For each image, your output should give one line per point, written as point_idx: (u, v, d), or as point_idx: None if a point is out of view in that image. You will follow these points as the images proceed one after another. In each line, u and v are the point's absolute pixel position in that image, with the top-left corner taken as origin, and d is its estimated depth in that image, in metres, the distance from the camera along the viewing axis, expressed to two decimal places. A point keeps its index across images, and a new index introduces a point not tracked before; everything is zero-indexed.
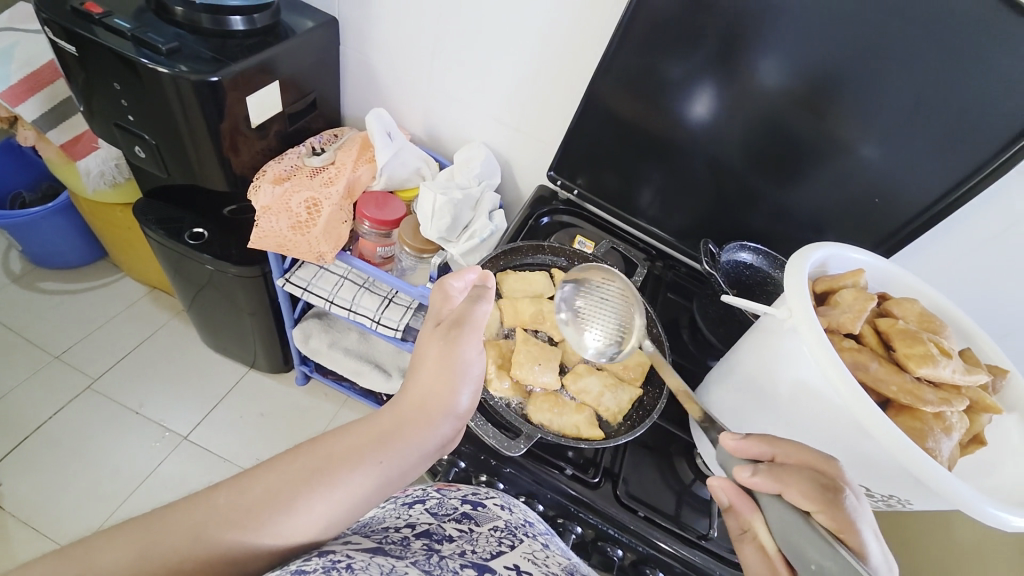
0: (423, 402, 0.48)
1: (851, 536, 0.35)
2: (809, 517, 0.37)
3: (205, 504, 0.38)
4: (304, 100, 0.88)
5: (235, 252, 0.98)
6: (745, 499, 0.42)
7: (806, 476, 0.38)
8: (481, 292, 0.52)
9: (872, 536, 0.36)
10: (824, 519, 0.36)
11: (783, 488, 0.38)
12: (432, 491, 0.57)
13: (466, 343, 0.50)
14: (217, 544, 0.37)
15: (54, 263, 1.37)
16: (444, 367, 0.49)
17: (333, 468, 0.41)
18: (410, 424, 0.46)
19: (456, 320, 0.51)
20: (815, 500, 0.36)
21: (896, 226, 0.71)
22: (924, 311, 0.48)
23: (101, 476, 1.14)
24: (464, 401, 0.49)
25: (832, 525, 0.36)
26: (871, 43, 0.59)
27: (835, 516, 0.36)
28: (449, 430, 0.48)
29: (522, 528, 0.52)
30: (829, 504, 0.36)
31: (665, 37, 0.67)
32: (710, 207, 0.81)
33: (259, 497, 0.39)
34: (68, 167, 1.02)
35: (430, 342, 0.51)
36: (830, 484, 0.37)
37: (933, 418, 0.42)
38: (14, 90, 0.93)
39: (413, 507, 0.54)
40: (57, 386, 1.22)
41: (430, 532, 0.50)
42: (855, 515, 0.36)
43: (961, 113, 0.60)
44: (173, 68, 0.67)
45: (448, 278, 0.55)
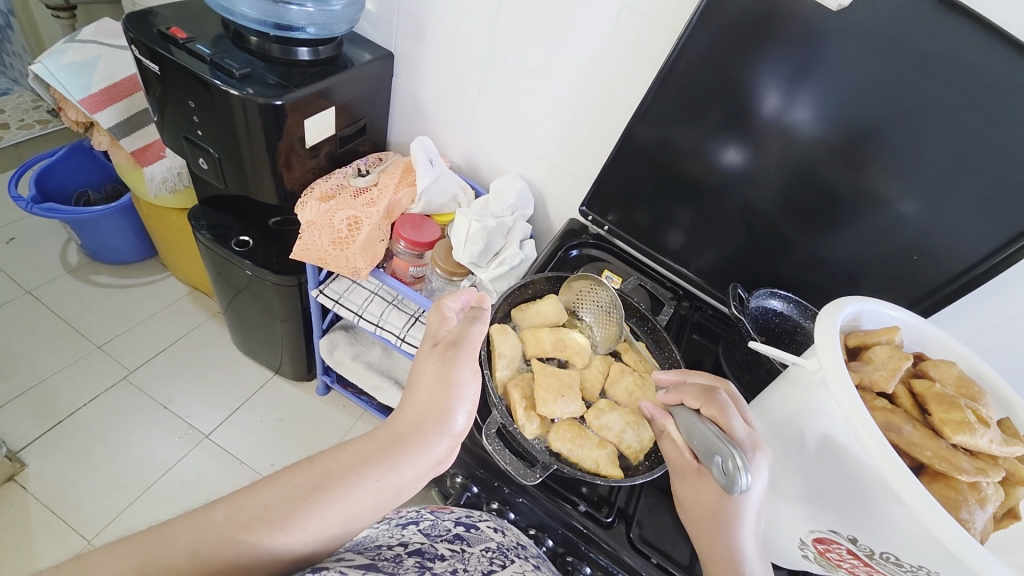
0: (419, 420, 0.48)
1: (726, 422, 0.45)
2: (698, 412, 0.48)
3: (204, 519, 0.39)
4: (355, 124, 0.93)
5: (276, 261, 1.03)
6: (664, 410, 0.52)
7: (697, 385, 0.49)
8: (476, 314, 0.54)
9: (746, 423, 0.45)
10: (704, 411, 0.47)
11: (682, 396, 0.50)
12: (426, 513, 0.58)
13: (461, 364, 0.50)
14: (212, 561, 0.37)
15: (107, 259, 1.47)
16: (439, 386, 0.49)
17: (329, 484, 0.43)
18: (406, 441, 0.46)
19: (452, 341, 0.51)
20: (700, 398, 0.48)
21: (935, 284, 0.70)
22: (963, 376, 0.47)
23: (124, 467, 1.17)
24: (460, 419, 0.49)
25: (711, 414, 0.47)
26: (909, 103, 0.60)
27: (711, 407, 0.47)
28: (445, 448, 0.48)
29: (513, 550, 0.54)
30: (707, 399, 0.47)
31: (699, 84, 0.69)
32: (740, 251, 0.81)
33: (258, 513, 0.40)
34: (135, 172, 1.10)
35: (427, 362, 0.51)
36: (708, 385, 0.49)
37: (968, 488, 0.40)
38: (94, 98, 1.02)
39: (406, 527, 0.54)
40: (95, 375, 1.28)
41: (422, 551, 0.50)
42: (730, 407, 0.46)
43: (1004, 175, 0.59)
44: (243, 91, 0.74)
45: (446, 299, 0.56)
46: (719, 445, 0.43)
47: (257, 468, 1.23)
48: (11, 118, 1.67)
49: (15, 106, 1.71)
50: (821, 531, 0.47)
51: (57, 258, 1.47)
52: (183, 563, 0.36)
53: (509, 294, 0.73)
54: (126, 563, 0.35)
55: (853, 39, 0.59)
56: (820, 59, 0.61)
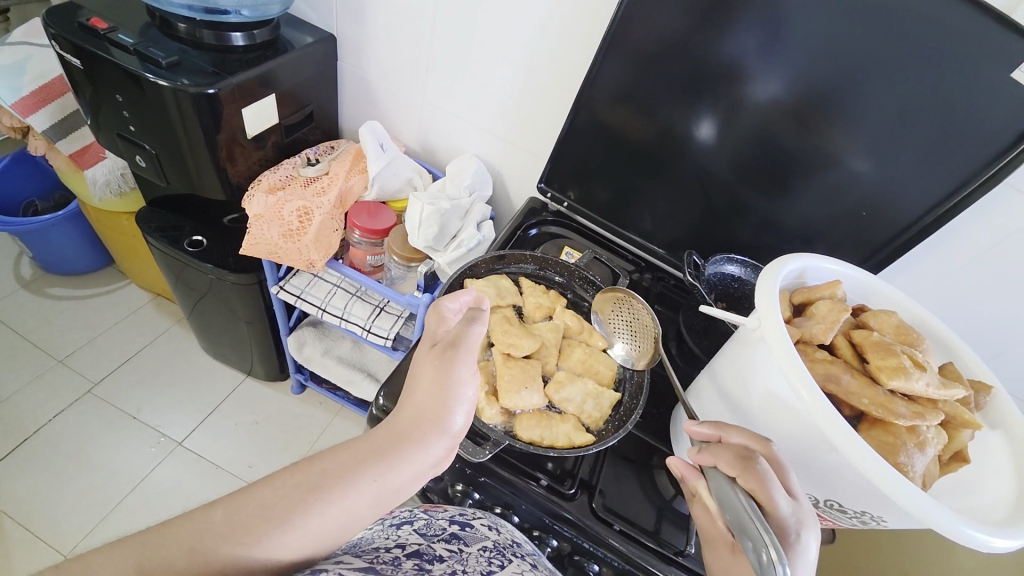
0: (418, 419, 0.47)
1: (763, 494, 0.40)
2: (732, 481, 0.42)
3: (200, 519, 0.38)
4: (300, 111, 0.90)
5: (233, 260, 1.00)
6: (694, 471, 0.48)
7: (730, 448, 0.43)
8: (475, 315, 0.53)
9: (786, 500, 0.39)
10: (740, 481, 0.41)
11: (714, 460, 0.44)
12: (419, 512, 0.57)
13: (460, 363, 0.50)
14: (213, 559, 0.37)
15: (63, 269, 1.41)
16: (438, 387, 0.49)
17: (328, 484, 0.42)
18: (404, 442, 0.46)
19: (451, 342, 0.51)
20: (735, 465, 0.42)
21: (884, 240, 0.71)
22: (901, 324, 0.47)
23: (97, 480, 1.14)
24: (459, 420, 0.48)
25: (749, 488, 0.40)
26: (852, 57, 0.60)
27: (750, 480, 0.40)
28: (443, 449, 0.48)
29: (510, 548, 0.53)
30: (744, 468, 0.41)
31: (649, 49, 0.68)
32: (699, 219, 0.81)
33: (254, 512, 0.39)
34: (77, 177, 1.05)
35: (424, 363, 0.51)
36: (748, 453, 0.41)
37: (906, 432, 0.40)
38: (25, 101, 0.95)
39: (401, 528, 0.54)
40: (59, 390, 1.24)
41: (421, 552, 0.50)
42: (770, 478, 0.40)
43: (945, 125, 0.60)
44: (174, 81, 0.70)
45: (444, 299, 0.55)
46: (750, 526, 0.38)
47: (235, 471, 1.21)
48: None
49: None
50: None
51: (9, 272, 1.41)
52: (180, 564, 0.35)
53: (461, 271, 0.72)
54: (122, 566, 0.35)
55: None
56: (767, 16, 0.60)
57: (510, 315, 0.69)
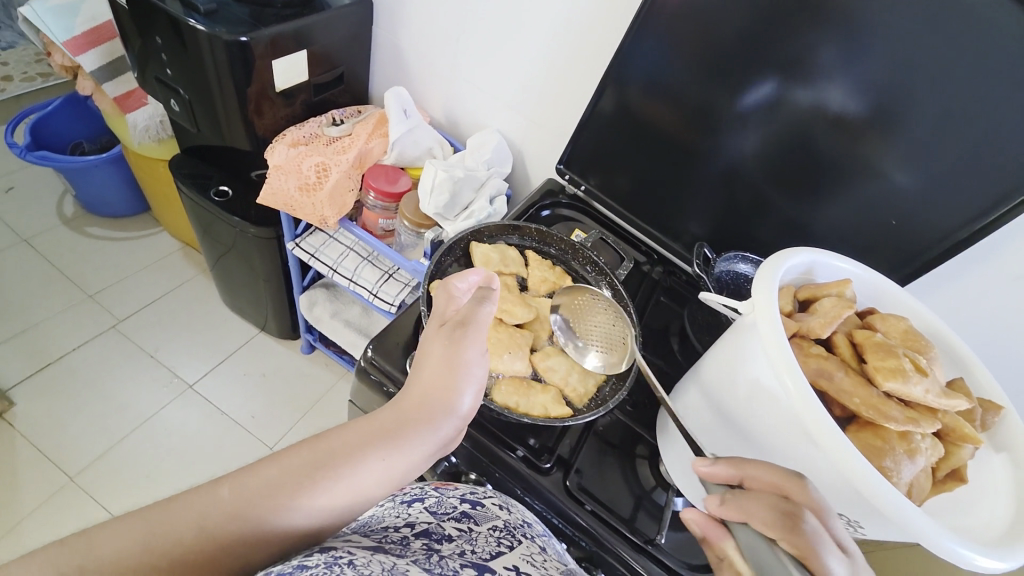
0: (427, 399, 0.45)
1: (815, 561, 0.35)
2: (774, 544, 0.37)
3: (209, 497, 0.36)
4: (331, 72, 0.91)
5: (255, 212, 1.03)
6: (718, 527, 0.43)
7: (767, 502, 0.38)
8: (486, 294, 0.51)
9: (842, 564, 0.35)
10: (785, 544, 0.36)
11: (748, 517, 0.39)
12: (430, 489, 0.56)
13: (468, 343, 0.48)
14: (221, 533, 0.35)
15: (102, 211, 1.48)
16: (448, 366, 0.47)
17: (336, 462, 0.40)
18: (414, 422, 0.44)
19: (460, 321, 0.49)
20: (774, 524, 0.37)
21: (913, 252, 0.67)
22: (909, 329, 0.45)
23: (111, 411, 1.20)
24: (465, 401, 0.47)
25: (795, 552, 0.36)
26: (898, 52, 0.57)
27: (796, 543, 0.36)
28: (452, 430, 0.46)
29: (520, 529, 0.52)
30: (789, 529, 0.36)
31: (686, 30, 0.66)
32: (719, 215, 0.78)
33: (262, 490, 0.37)
34: (120, 120, 1.10)
35: (433, 343, 0.49)
36: (789, 511, 0.36)
37: (897, 438, 0.38)
38: (76, 41, 0.99)
39: (412, 506, 0.53)
40: (86, 322, 1.31)
41: (429, 532, 0.49)
42: (821, 539, 0.36)
43: (991, 134, 0.57)
44: (211, 28, 0.72)
45: (453, 279, 0.54)
46: None
47: (239, 419, 1.26)
48: (15, 71, 1.70)
49: (16, 57, 1.75)
50: None
51: (53, 208, 1.49)
52: (189, 536, 0.34)
53: (463, 235, 0.72)
54: (129, 540, 0.33)
55: None
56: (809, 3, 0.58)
57: (510, 283, 0.69)
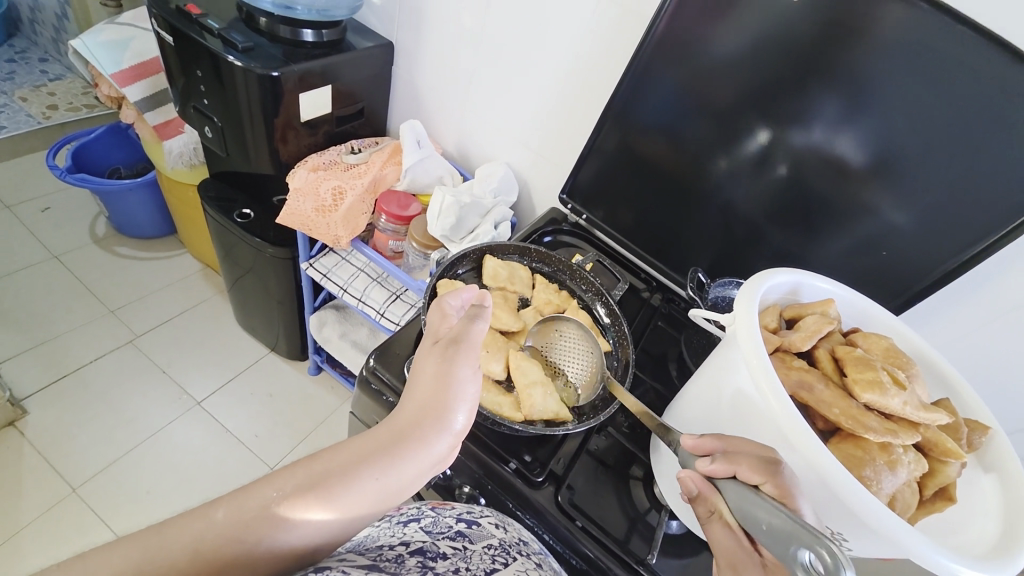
0: (421, 416, 0.46)
1: (793, 503, 0.37)
2: (757, 490, 0.38)
3: (203, 519, 0.36)
4: (353, 106, 0.99)
5: (273, 234, 1.09)
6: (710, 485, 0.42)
7: (752, 453, 0.40)
8: (478, 311, 0.51)
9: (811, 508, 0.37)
10: (768, 487, 0.38)
11: (736, 468, 0.40)
12: (426, 509, 0.56)
13: (461, 361, 0.49)
14: (213, 557, 0.35)
15: (131, 232, 1.57)
16: (440, 383, 0.47)
17: (332, 481, 0.40)
18: (408, 440, 0.44)
19: (453, 339, 0.50)
20: (760, 470, 0.38)
21: (906, 283, 0.69)
22: (891, 347, 0.46)
23: (118, 423, 1.23)
24: (459, 418, 0.47)
25: (776, 493, 0.37)
26: (882, 94, 0.60)
27: (778, 484, 0.37)
28: (445, 447, 0.46)
29: (515, 547, 0.52)
30: (772, 473, 0.38)
31: (684, 72, 0.71)
32: (716, 245, 0.81)
33: (258, 512, 0.37)
34: (157, 146, 1.19)
35: (427, 360, 0.50)
36: (772, 457, 0.38)
37: (877, 449, 0.39)
38: (124, 74, 1.09)
39: (407, 525, 0.52)
40: (105, 337, 1.36)
41: (424, 550, 0.49)
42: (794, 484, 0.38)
43: (973, 169, 0.59)
44: (247, 63, 0.80)
45: (446, 297, 0.54)
46: (801, 530, 0.34)
47: (242, 438, 1.27)
48: (61, 101, 1.85)
49: (64, 91, 1.90)
50: None
51: (86, 228, 1.58)
52: (182, 560, 0.34)
53: (465, 251, 0.77)
54: (124, 560, 0.33)
55: (827, 27, 0.60)
56: (797, 47, 0.62)
57: (510, 299, 0.73)
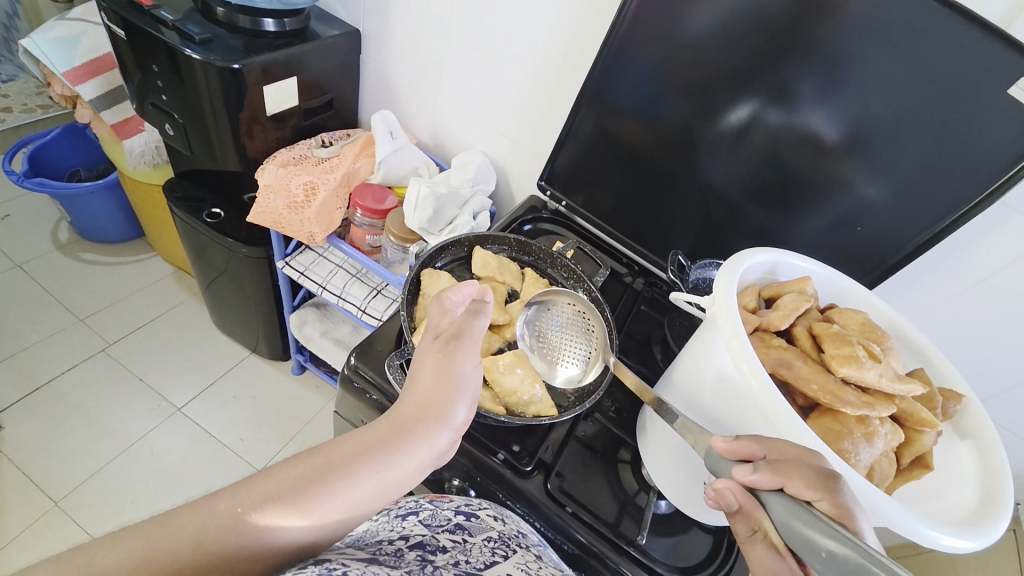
0: (421, 411, 0.43)
1: (852, 523, 0.34)
2: (811, 507, 0.35)
3: (204, 511, 0.36)
4: (321, 98, 0.96)
5: (245, 233, 1.05)
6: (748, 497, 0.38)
7: (805, 464, 0.36)
8: (479, 307, 0.48)
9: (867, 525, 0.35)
10: (825, 505, 0.34)
11: (785, 481, 0.36)
12: (425, 502, 0.55)
13: (463, 355, 0.46)
14: (218, 547, 0.35)
15: (97, 237, 1.51)
16: (442, 377, 0.44)
17: (330, 477, 0.38)
18: (408, 434, 0.41)
19: (454, 333, 0.47)
20: (815, 486, 0.35)
21: (880, 256, 0.70)
22: (867, 322, 0.47)
23: (96, 434, 1.19)
24: (461, 413, 0.44)
25: (833, 511, 0.34)
26: (852, 70, 0.61)
27: (838, 503, 0.34)
28: (447, 442, 0.44)
29: (515, 539, 0.52)
30: (831, 491, 0.34)
31: (657, 54, 0.70)
32: (696, 226, 0.81)
33: (259, 504, 0.36)
34: (117, 147, 1.13)
35: (427, 352, 0.47)
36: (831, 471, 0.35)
37: (855, 422, 0.40)
38: (76, 71, 1.03)
39: (406, 519, 0.52)
40: (76, 346, 1.31)
41: (423, 543, 0.48)
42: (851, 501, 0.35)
43: (941, 142, 0.60)
44: (205, 55, 0.76)
45: (447, 290, 0.51)
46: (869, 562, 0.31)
47: (227, 443, 1.24)
48: (13, 102, 1.76)
49: (15, 90, 1.80)
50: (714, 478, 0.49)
51: (48, 234, 1.52)
52: (185, 554, 0.34)
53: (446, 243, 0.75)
54: (130, 553, 0.33)
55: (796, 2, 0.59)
56: (768, 24, 0.62)
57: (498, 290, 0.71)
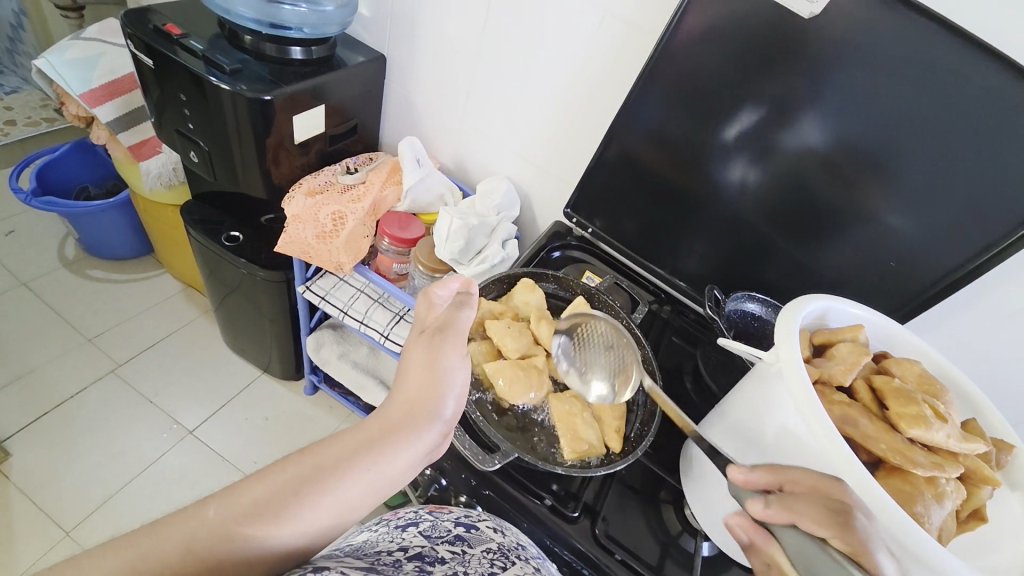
0: (412, 407, 0.47)
1: (867, 560, 0.35)
2: (824, 543, 0.37)
3: (195, 518, 0.37)
4: (345, 124, 0.95)
5: (265, 257, 1.04)
6: (763, 531, 0.41)
7: (816, 502, 0.38)
8: (464, 299, 0.55)
9: (890, 560, 0.35)
10: (837, 543, 0.36)
11: (796, 518, 0.38)
12: (425, 513, 0.57)
13: (449, 348, 0.50)
14: (210, 556, 0.36)
15: (104, 254, 1.48)
16: (430, 371, 0.49)
17: (323, 477, 0.41)
18: (401, 429, 0.45)
19: (440, 326, 0.52)
20: (828, 525, 0.37)
21: (910, 290, 0.71)
22: (924, 373, 0.47)
23: (107, 459, 1.17)
24: (450, 405, 0.49)
25: (848, 549, 0.36)
26: (893, 109, 0.61)
27: (849, 541, 0.36)
28: (438, 436, 0.48)
29: (514, 551, 0.53)
30: (842, 528, 0.36)
31: (692, 92, 0.70)
32: (724, 255, 0.81)
33: (250, 506, 0.38)
34: (131, 167, 1.11)
35: (415, 349, 0.51)
36: (838, 506, 0.37)
37: (925, 483, 0.40)
38: (94, 93, 1.02)
39: (406, 530, 0.54)
40: (84, 367, 1.29)
41: (423, 555, 0.50)
42: (868, 537, 0.36)
43: (977, 185, 0.61)
44: (233, 86, 0.75)
45: (434, 287, 0.56)
46: None
47: (240, 466, 1.22)
48: (19, 115, 1.73)
49: (22, 104, 1.77)
50: None
51: (54, 251, 1.49)
52: (176, 561, 0.35)
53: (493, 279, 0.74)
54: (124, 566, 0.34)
55: (837, 41, 0.60)
56: (813, 67, 0.63)
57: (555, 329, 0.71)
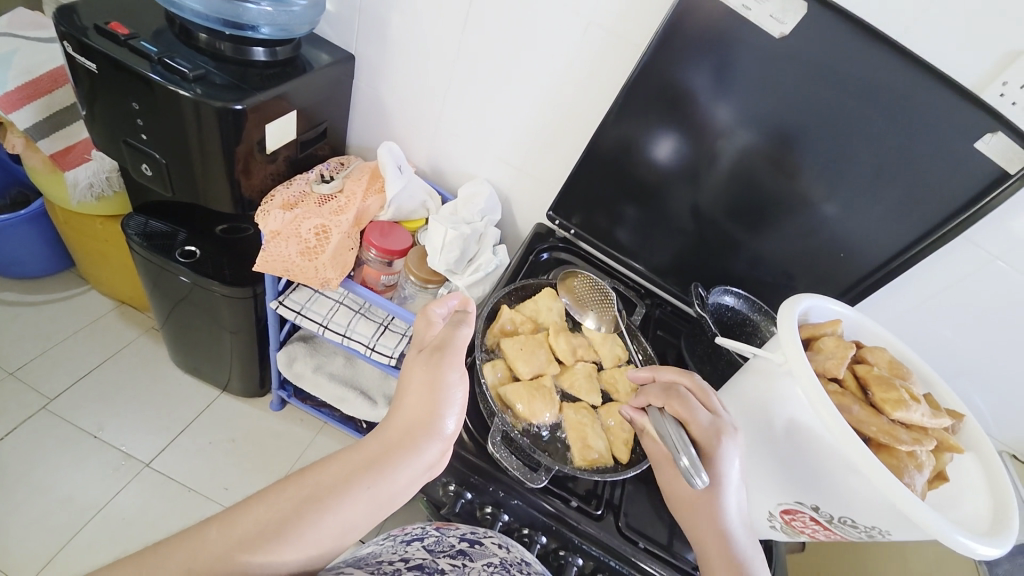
0: (410, 426, 0.49)
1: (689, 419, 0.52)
2: (661, 411, 0.55)
3: (196, 538, 0.41)
4: (315, 129, 0.90)
5: (229, 272, 0.97)
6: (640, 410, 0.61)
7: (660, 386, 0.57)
8: (463, 317, 0.55)
9: (705, 414, 0.52)
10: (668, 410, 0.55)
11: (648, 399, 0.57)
12: (431, 528, 0.63)
13: (449, 366, 0.52)
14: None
15: (14, 273, 1.29)
16: (428, 390, 0.50)
17: (324, 497, 0.44)
18: (399, 447, 0.48)
19: (438, 345, 0.53)
20: (663, 397, 0.56)
21: (852, 280, 0.79)
22: (892, 359, 0.55)
23: (49, 506, 1.05)
24: (450, 423, 0.50)
25: (674, 411, 0.54)
26: (832, 117, 0.67)
27: (674, 405, 0.54)
28: (437, 452, 0.50)
29: (515, 565, 0.58)
30: (669, 398, 0.55)
31: (660, 101, 0.74)
32: (691, 248, 0.86)
33: (250, 530, 0.41)
34: (54, 177, 0.98)
35: (414, 368, 0.53)
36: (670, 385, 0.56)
37: (907, 456, 0.47)
38: (9, 97, 0.91)
39: (410, 544, 0.60)
40: (7, 406, 1.13)
41: (422, 566, 0.57)
42: (689, 400, 0.53)
43: (917, 188, 0.68)
44: (191, 91, 0.69)
45: (432, 305, 0.57)
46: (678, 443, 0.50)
47: (210, 494, 1.15)
48: None
49: None
50: (787, 502, 0.52)
51: None
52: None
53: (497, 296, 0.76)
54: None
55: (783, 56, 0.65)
56: (735, 66, 0.67)
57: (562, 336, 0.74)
